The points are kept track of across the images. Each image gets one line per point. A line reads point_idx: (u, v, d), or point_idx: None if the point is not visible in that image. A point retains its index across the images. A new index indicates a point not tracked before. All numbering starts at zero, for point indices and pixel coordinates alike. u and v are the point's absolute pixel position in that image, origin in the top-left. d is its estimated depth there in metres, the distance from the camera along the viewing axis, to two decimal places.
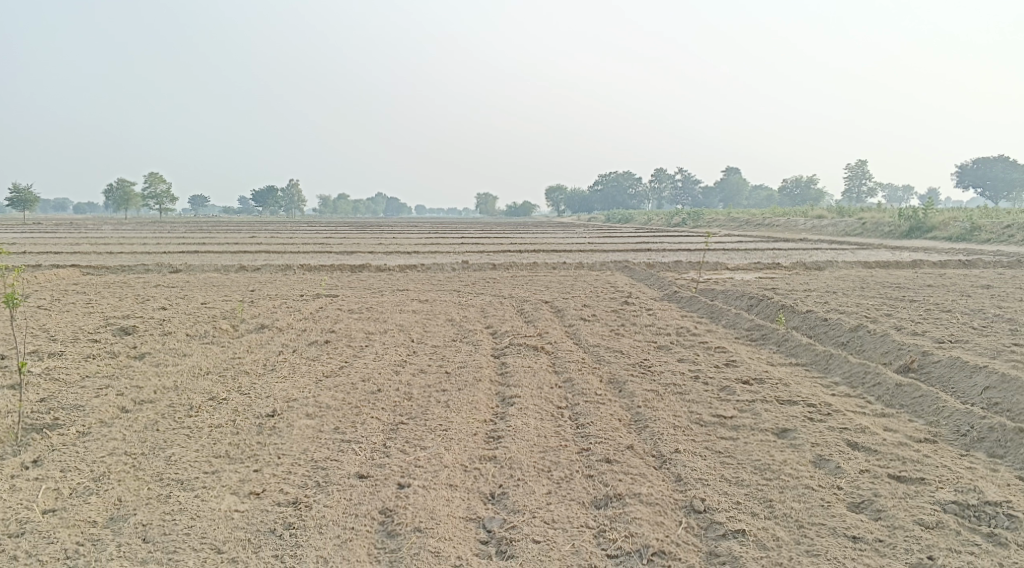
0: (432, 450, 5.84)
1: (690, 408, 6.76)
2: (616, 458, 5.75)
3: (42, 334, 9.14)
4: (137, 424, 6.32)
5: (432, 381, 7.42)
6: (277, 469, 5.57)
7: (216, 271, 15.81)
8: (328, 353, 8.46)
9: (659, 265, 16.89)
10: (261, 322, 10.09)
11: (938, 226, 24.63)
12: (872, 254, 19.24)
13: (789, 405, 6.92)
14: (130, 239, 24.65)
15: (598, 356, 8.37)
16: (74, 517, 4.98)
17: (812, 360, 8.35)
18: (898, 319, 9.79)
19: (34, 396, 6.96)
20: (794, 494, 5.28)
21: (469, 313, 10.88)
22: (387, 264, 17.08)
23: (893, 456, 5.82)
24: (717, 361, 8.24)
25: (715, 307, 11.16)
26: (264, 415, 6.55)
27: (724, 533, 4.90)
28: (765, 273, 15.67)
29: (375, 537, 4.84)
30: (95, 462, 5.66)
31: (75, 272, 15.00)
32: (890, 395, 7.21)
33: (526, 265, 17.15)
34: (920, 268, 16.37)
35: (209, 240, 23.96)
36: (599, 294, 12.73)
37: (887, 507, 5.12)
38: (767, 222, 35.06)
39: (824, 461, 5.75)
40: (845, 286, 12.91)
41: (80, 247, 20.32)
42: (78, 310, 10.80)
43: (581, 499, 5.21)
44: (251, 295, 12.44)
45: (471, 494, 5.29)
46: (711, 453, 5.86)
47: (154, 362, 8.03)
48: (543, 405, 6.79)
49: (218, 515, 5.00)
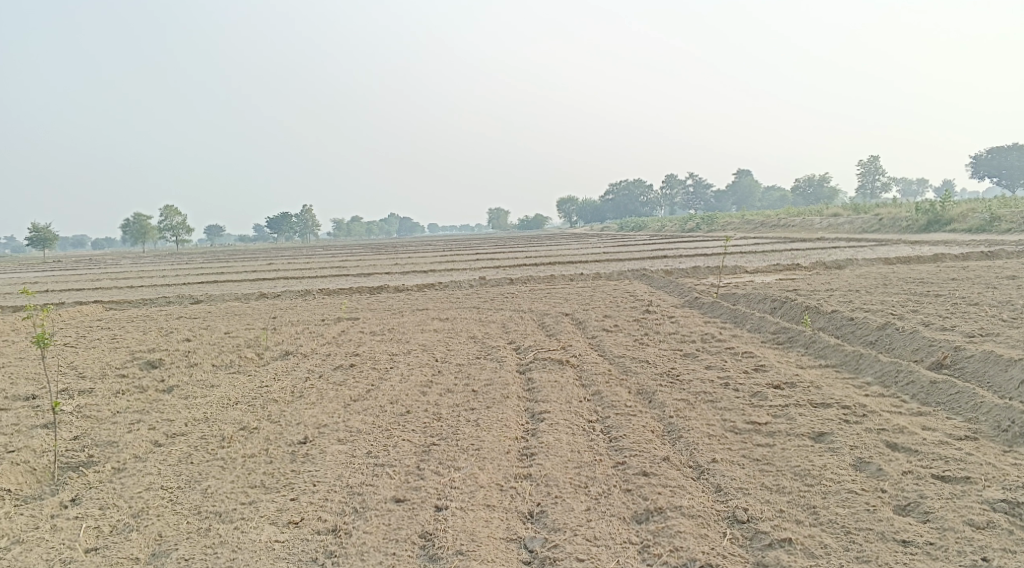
0: (466, 470, 5.81)
1: (723, 416, 6.68)
2: (653, 471, 5.69)
3: (70, 371, 9.22)
4: (171, 458, 6.34)
5: (459, 401, 7.39)
6: (314, 497, 5.56)
7: (236, 300, 15.90)
8: (354, 377, 8.46)
9: (677, 272, 16.81)
10: (285, 349, 10.13)
11: (956, 218, 24.37)
12: (892, 249, 19.04)
13: (823, 408, 6.83)
14: (149, 273, 24.95)
15: (624, 367, 8.32)
16: (116, 555, 4.99)
17: (842, 360, 8.25)
18: (926, 315, 9.66)
19: (67, 434, 7.00)
20: (838, 500, 5.20)
21: (491, 330, 10.86)
22: (405, 285, 17.11)
23: (935, 456, 5.72)
24: (745, 366, 8.15)
25: (738, 311, 11.07)
26: (296, 442, 6.55)
27: (770, 543, 4.83)
28: (785, 274, 15.54)
29: (417, 562, 4.82)
30: (133, 498, 5.68)
31: (99, 308, 15.16)
32: (926, 393, 7.09)
33: (543, 278, 17.13)
34: (942, 261, 16.18)
35: (227, 270, 24.15)
36: (619, 304, 12.67)
37: (935, 509, 5.03)
38: (782, 224, 34.87)
39: (865, 464, 5.66)
40: (868, 284, 12.77)
41: (101, 283, 20.53)
42: (103, 346, 10.88)
43: (621, 515, 5.16)
44: (273, 322, 12.50)
45: (510, 513, 5.26)
46: (749, 461, 5.79)
47: (182, 395, 8.07)
48: (573, 420, 6.75)
49: (260, 546, 4.99)
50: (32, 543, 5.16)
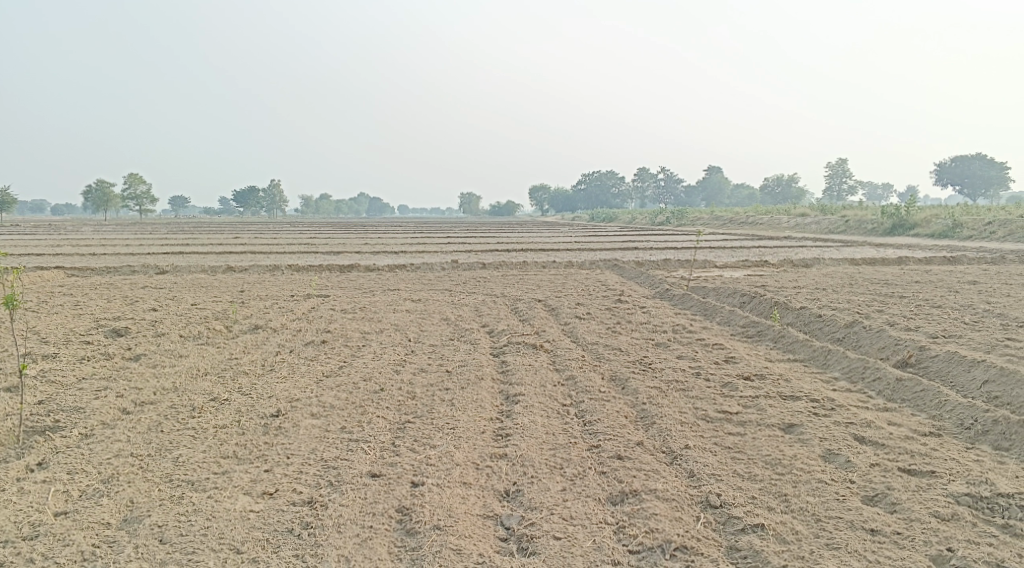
0: (441, 448, 5.82)
1: (695, 405, 6.77)
2: (627, 455, 5.76)
3: (32, 336, 9.00)
4: (140, 426, 6.24)
5: (433, 381, 7.37)
6: (288, 469, 5.53)
7: (203, 272, 15.63)
8: (326, 353, 8.40)
9: (648, 264, 16.96)
10: (254, 322, 10.01)
11: (920, 223, 24.86)
12: (858, 251, 19.39)
13: (792, 400, 6.96)
14: (110, 241, 24.38)
15: (597, 354, 8.37)
16: (87, 519, 4.91)
17: (810, 356, 8.40)
18: (891, 315, 9.88)
19: (32, 398, 6.85)
20: (809, 489, 5.32)
21: (464, 313, 10.84)
22: (376, 264, 16.96)
23: (901, 450, 5.87)
24: (716, 358, 8.26)
25: (708, 304, 11.20)
26: (268, 415, 6.49)
27: (743, 528, 4.92)
28: (753, 270, 15.77)
29: (394, 536, 4.82)
30: (102, 463, 5.59)
31: (61, 274, 14.80)
32: (892, 389, 7.26)
33: (516, 264, 17.14)
34: (905, 264, 16.53)
35: (193, 242, 23.74)
36: (591, 293, 12.73)
37: (902, 500, 5.17)
38: (750, 221, 35.26)
39: (834, 455, 5.79)
40: (835, 283, 12.98)
41: (61, 249, 19.98)
42: (66, 313, 10.63)
43: (597, 496, 5.21)
44: (241, 296, 12.30)
45: (485, 491, 5.28)
46: (720, 448, 5.88)
47: (150, 364, 7.93)
48: (548, 403, 6.79)
49: (234, 515, 4.96)
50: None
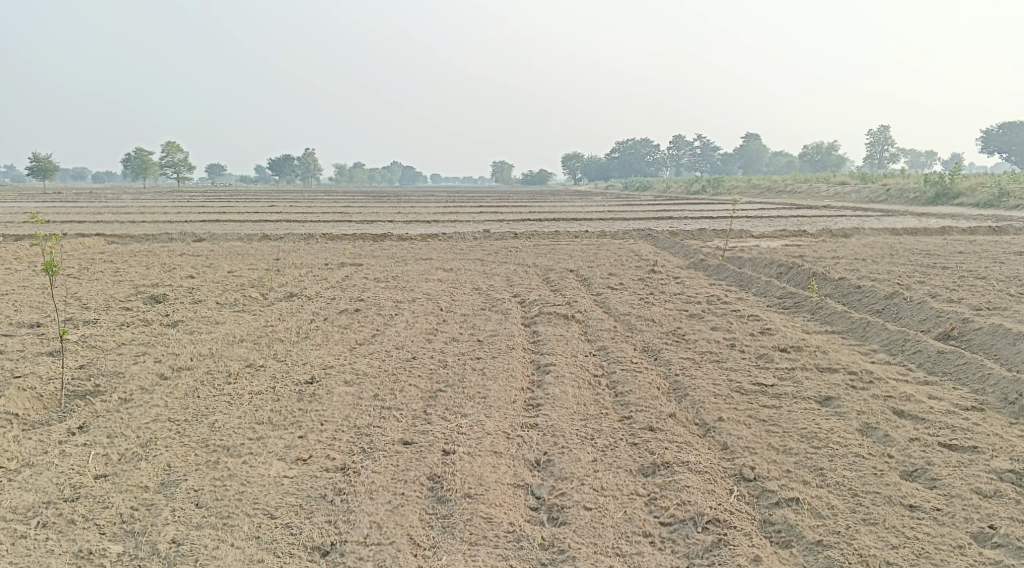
0: (473, 417, 5.82)
1: (729, 376, 6.68)
2: (660, 426, 5.71)
3: (74, 302, 9.18)
4: (177, 391, 6.34)
5: (465, 350, 7.37)
6: (322, 436, 5.58)
7: (239, 240, 15.78)
8: (359, 321, 8.44)
9: (683, 233, 16.74)
10: (289, 290, 10.08)
11: (964, 192, 24.15)
12: (898, 220, 18.92)
13: (829, 372, 6.83)
14: (149, 208, 24.69)
15: (629, 324, 8.29)
16: (126, 482, 5.01)
17: (848, 327, 8.22)
18: (932, 286, 9.63)
19: (73, 362, 7.01)
20: (845, 463, 5.23)
21: (496, 282, 10.80)
22: (409, 233, 16.97)
23: (942, 424, 5.74)
24: (751, 329, 8.13)
25: (744, 274, 11.01)
26: (303, 381, 6.55)
27: (777, 501, 4.86)
28: (790, 240, 15.48)
29: (426, 503, 4.85)
30: (141, 428, 5.69)
31: (102, 242, 15.07)
32: (933, 362, 7.09)
33: (548, 234, 17.01)
34: (949, 234, 16.09)
35: (230, 210, 24.02)
36: (624, 263, 12.59)
37: (942, 476, 5.06)
38: (788, 190, 34.55)
39: (872, 429, 5.68)
40: (875, 254, 12.66)
41: (103, 216, 20.34)
42: (106, 279, 10.82)
43: (628, 467, 5.18)
44: (277, 264, 12.40)
45: (516, 460, 5.28)
46: (755, 421, 5.79)
47: (187, 330, 8.04)
48: (579, 373, 6.75)
49: (269, 481, 5.03)
50: (42, 467, 5.18)
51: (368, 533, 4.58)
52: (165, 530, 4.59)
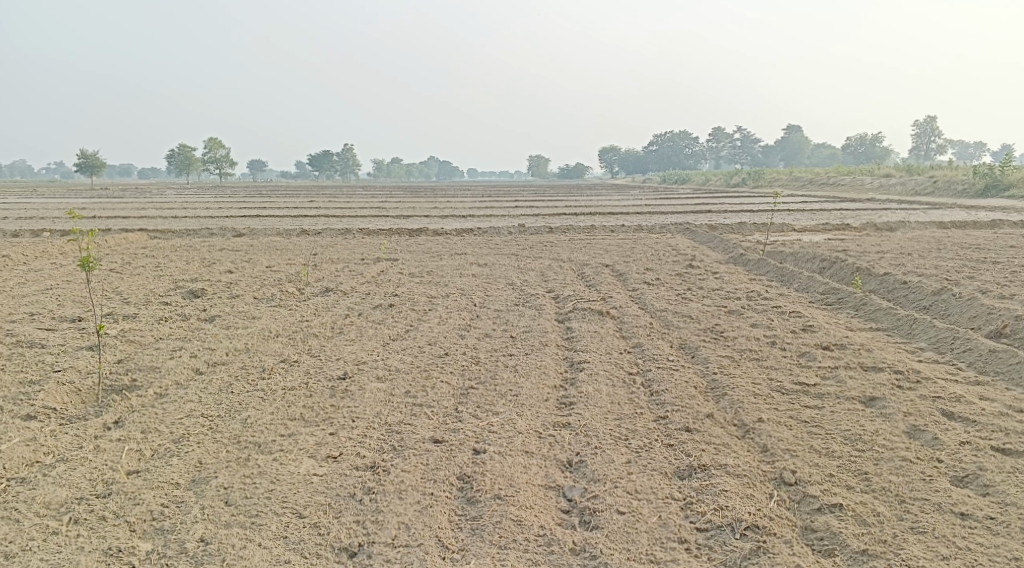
0: (505, 416, 5.73)
1: (769, 375, 6.49)
2: (696, 428, 5.55)
3: (114, 296, 9.29)
4: (211, 387, 6.36)
5: (498, 346, 7.27)
6: (352, 433, 5.54)
7: (276, 235, 15.90)
8: (393, 317, 8.39)
9: (721, 227, 16.44)
10: (325, 286, 10.07)
11: (1016, 183, 23.31)
12: (946, 214, 18.37)
13: (874, 371, 6.58)
14: (191, 204, 24.92)
15: (666, 321, 8.12)
16: (157, 479, 5.03)
17: (894, 325, 7.94)
18: (983, 282, 9.25)
19: (111, 356, 7.08)
20: (891, 467, 5.02)
21: (530, 277, 10.68)
22: (444, 228, 16.93)
23: (995, 427, 5.48)
24: (793, 326, 7.89)
25: (785, 269, 10.72)
26: (335, 377, 6.53)
27: (819, 507, 4.69)
28: (833, 233, 15.10)
29: (455, 504, 4.77)
30: (174, 424, 5.72)
31: (144, 237, 15.30)
32: (984, 361, 6.80)
33: (584, 228, 16.83)
34: (1000, 228, 15.53)
35: (268, 206, 24.20)
36: (661, 257, 12.38)
37: (995, 483, 4.83)
38: (832, 182, 33.79)
39: (919, 432, 5.45)
40: (921, 248, 12.27)
41: (146, 212, 20.70)
42: (147, 274, 10.94)
43: (663, 470, 5.05)
44: (314, 259, 12.46)
45: (548, 461, 5.18)
46: (797, 423, 5.60)
47: (223, 325, 8.08)
48: (613, 371, 6.62)
49: (298, 479, 5.00)
50: (77, 462, 5.23)
51: (397, 534, 4.52)
52: (194, 529, 4.58)
